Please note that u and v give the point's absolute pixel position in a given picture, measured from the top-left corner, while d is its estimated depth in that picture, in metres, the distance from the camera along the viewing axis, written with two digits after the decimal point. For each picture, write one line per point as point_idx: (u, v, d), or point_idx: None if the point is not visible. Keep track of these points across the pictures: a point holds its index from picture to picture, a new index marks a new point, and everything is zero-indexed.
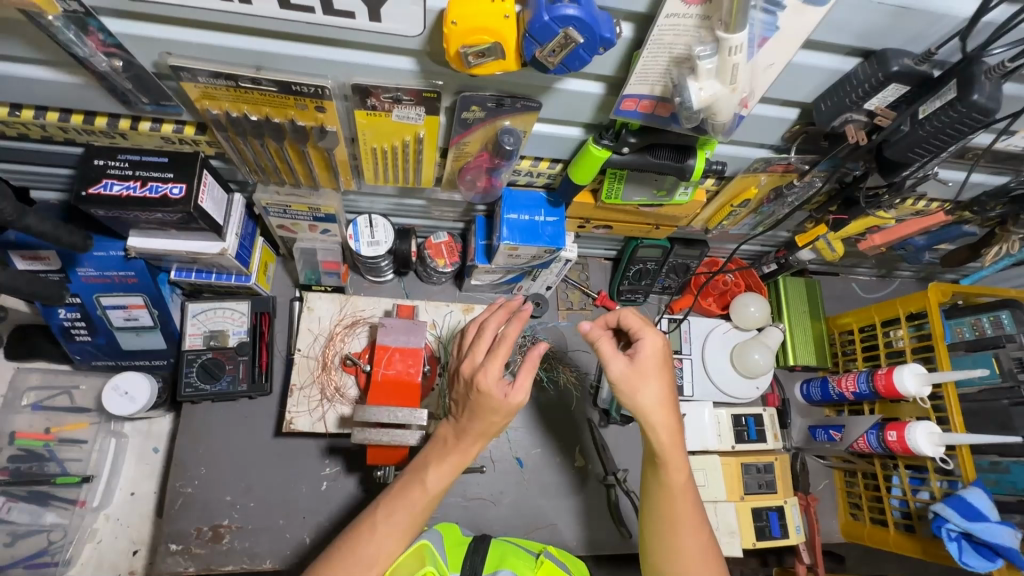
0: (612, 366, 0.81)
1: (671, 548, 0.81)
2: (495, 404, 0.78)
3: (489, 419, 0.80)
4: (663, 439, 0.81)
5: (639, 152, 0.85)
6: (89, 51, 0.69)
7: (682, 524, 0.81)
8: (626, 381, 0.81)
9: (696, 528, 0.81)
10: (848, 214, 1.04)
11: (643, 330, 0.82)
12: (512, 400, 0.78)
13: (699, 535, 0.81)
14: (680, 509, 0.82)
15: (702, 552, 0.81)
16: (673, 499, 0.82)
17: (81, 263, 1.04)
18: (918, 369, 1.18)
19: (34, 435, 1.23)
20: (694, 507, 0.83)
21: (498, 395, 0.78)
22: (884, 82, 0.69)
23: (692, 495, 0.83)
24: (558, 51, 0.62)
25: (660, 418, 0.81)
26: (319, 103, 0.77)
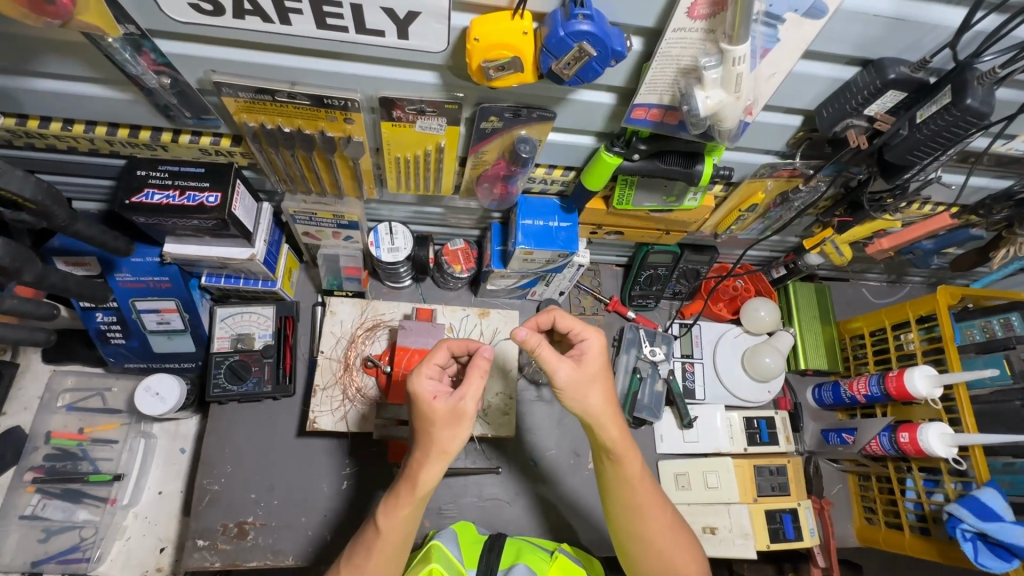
0: (558, 367, 0.83)
1: (641, 534, 0.90)
2: (424, 405, 0.78)
3: (426, 432, 0.78)
4: (615, 436, 0.86)
5: (649, 158, 0.89)
6: (141, 70, 0.75)
7: (645, 509, 0.90)
8: (574, 381, 0.83)
9: (660, 510, 0.91)
10: (854, 217, 1.07)
11: (584, 330, 0.88)
12: (443, 403, 0.78)
13: (663, 516, 0.91)
14: (640, 496, 0.90)
15: (670, 530, 0.91)
16: (633, 488, 0.89)
17: (119, 269, 1.10)
18: (928, 371, 1.19)
19: (68, 435, 1.29)
20: (652, 489, 0.91)
21: (427, 395, 0.78)
22: (882, 88, 0.73)
23: (649, 482, 0.91)
24: (573, 64, 0.67)
25: (609, 417, 0.85)
26: (348, 115, 0.83)
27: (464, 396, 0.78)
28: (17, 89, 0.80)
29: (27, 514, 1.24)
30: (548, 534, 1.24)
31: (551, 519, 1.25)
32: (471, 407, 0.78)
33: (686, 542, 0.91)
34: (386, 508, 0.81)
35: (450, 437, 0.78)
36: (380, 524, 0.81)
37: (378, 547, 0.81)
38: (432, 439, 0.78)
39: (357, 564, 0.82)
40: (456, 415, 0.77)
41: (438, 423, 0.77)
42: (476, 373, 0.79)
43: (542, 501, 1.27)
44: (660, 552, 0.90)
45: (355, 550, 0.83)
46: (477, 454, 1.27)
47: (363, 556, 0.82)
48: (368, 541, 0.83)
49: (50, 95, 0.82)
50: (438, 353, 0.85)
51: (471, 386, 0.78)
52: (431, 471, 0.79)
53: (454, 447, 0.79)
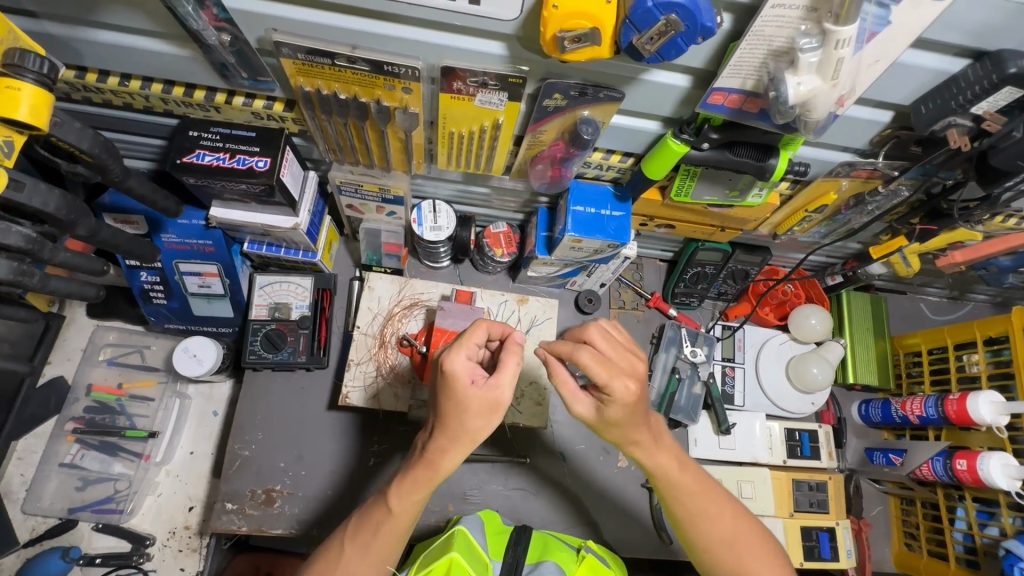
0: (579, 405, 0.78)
1: (711, 541, 0.85)
2: (460, 388, 0.73)
3: (457, 419, 0.74)
4: (652, 441, 0.82)
5: (718, 148, 0.84)
6: (202, 25, 0.73)
7: (703, 511, 0.85)
8: (597, 419, 0.78)
9: (725, 511, 0.86)
10: (935, 225, 0.99)
11: (613, 379, 0.72)
12: (485, 388, 0.73)
13: (728, 514, 0.86)
14: (695, 498, 0.85)
15: (737, 531, 0.85)
16: (688, 491, 0.85)
17: (166, 229, 1.10)
18: (995, 397, 1.11)
19: (108, 389, 1.32)
20: (709, 487, 0.86)
21: (466, 378, 0.73)
22: (997, 84, 0.65)
23: (698, 479, 0.86)
24: (656, 39, 0.62)
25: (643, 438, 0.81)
26: (407, 84, 0.80)
27: (503, 383, 0.74)
28: (79, 40, 0.79)
29: (67, 462, 1.27)
30: (574, 529, 1.21)
31: (577, 514, 1.22)
32: (507, 395, 0.74)
33: (759, 535, 0.86)
34: (398, 485, 0.80)
35: (483, 426, 0.75)
36: (391, 504, 0.81)
37: (387, 525, 0.81)
38: (465, 426, 0.75)
39: (364, 541, 0.81)
40: (492, 404, 0.74)
41: (473, 411, 0.73)
42: (514, 357, 0.75)
43: (569, 496, 1.23)
44: (740, 558, 0.84)
45: (361, 529, 0.82)
46: (505, 443, 1.24)
47: (372, 533, 0.81)
48: (376, 520, 0.82)
49: (111, 48, 0.80)
50: (477, 333, 0.77)
51: (505, 372, 0.74)
52: (455, 454, 0.77)
53: (482, 434, 0.76)
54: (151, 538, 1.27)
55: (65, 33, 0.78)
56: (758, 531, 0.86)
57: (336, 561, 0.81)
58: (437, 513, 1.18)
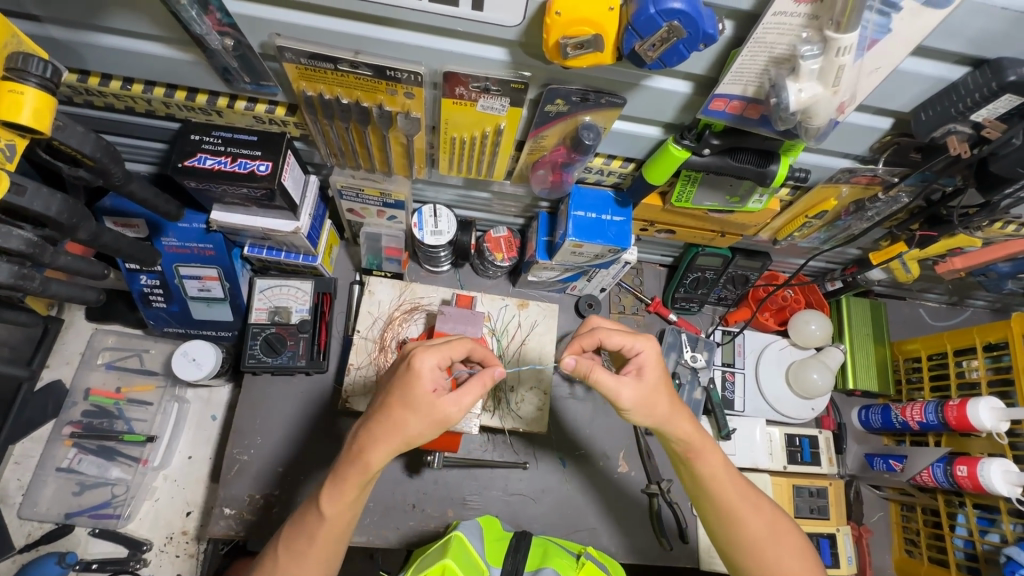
0: (622, 388, 0.80)
1: (745, 540, 0.85)
2: (421, 391, 0.75)
3: (401, 415, 0.75)
4: (687, 431, 0.85)
5: (719, 154, 0.84)
6: (206, 30, 0.73)
7: (738, 510, 0.86)
8: (641, 399, 0.81)
9: (756, 510, 0.87)
10: (935, 231, 0.99)
11: (635, 341, 0.84)
12: (440, 401, 0.76)
13: (759, 514, 0.86)
14: (731, 495, 0.86)
15: (770, 533, 0.86)
16: (725, 492, 0.86)
17: (166, 233, 1.10)
18: (995, 404, 1.11)
19: (106, 393, 1.31)
20: (739, 486, 0.87)
21: (428, 383, 0.75)
22: (997, 92, 0.66)
23: (733, 476, 0.88)
24: (659, 46, 0.62)
25: (678, 422, 0.84)
26: (409, 89, 0.80)
27: (460, 404, 0.76)
28: (82, 44, 0.79)
29: (64, 466, 1.27)
30: (574, 534, 1.20)
31: (577, 520, 1.22)
32: (454, 414, 0.76)
33: (788, 534, 0.87)
34: (330, 490, 0.79)
35: (420, 435, 0.76)
36: (323, 509, 0.79)
37: (322, 531, 0.80)
38: (404, 428, 0.76)
39: (298, 547, 0.80)
40: (436, 419, 0.75)
41: (418, 412, 0.75)
42: (479, 386, 0.77)
43: (569, 502, 1.23)
44: (774, 559, 0.84)
45: (295, 534, 0.81)
46: (505, 448, 1.24)
47: (306, 541, 0.80)
48: (311, 526, 0.81)
49: (113, 52, 0.81)
50: (459, 344, 0.80)
51: (464, 395, 0.76)
52: (383, 452, 0.76)
53: (416, 441, 0.77)
54: (149, 544, 1.26)
55: (68, 37, 0.78)
56: (792, 537, 0.87)
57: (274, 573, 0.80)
58: (436, 518, 1.18)
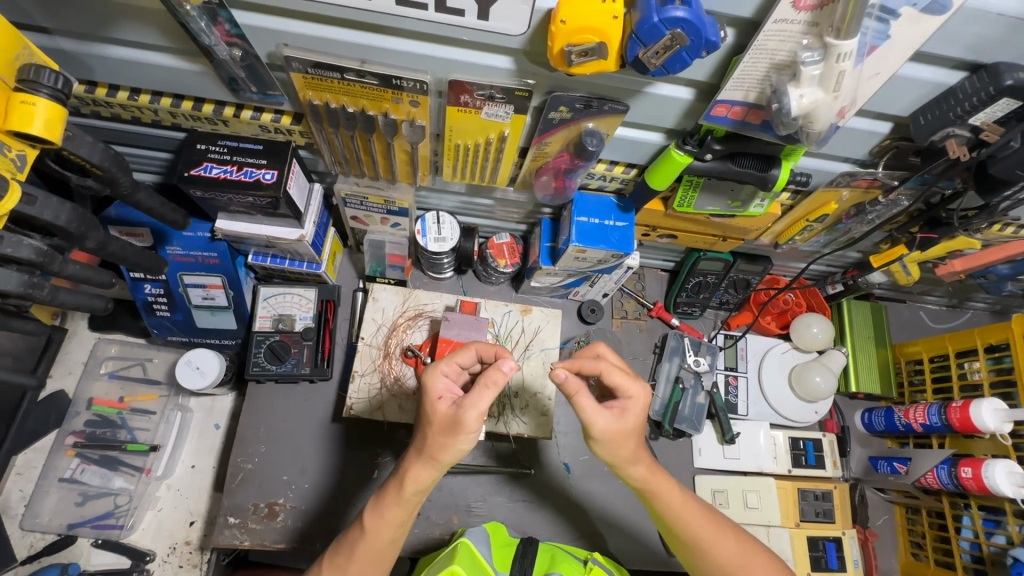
0: (597, 416, 0.79)
1: (715, 570, 0.86)
2: (428, 403, 0.76)
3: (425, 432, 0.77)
4: (645, 471, 0.86)
5: (721, 159, 0.85)
6: (214, 40, 0.74)
7: (704, 542, 0.87)
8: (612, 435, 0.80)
9: (724, 537, 0.87)
10: (934, 233, 1.00)
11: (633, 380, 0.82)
12: (443, 404, 0.76)
13: (728, 542, 0.87)
14: (696, 526, 0.87)
15: (741, 558, 0.86)
16: (684, 522, 0.87)
17: (171, 241, 1.11)
18: (998, 405, 1.11)
19: (109, 403, 1.31)
20: (704, 516, 0.88)
21: (433, 394, 0.76)
22: (995, 96, 0.67)
23: (696, 507, 0.89)
24: (662, 53, 0.63)
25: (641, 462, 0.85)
26: (415, 98, 0.81)
27: (465, 405, 0.73)
28: (91, 55, 0.80)
29: (66, 477, 1.26)
30: (580, 540, 1.20)
31: (582, 525, 1.21)
32: (469, 419, 0.72)
33: (761, 559, 0.87)
34: (374, 505, 0.81)
35: (444, 445, 0.75)
36: (366, 522, 0.81)
37: (361, 545, 0.80)
38: (428, 442, 0.77)
39: (340, 563, 0.80)
40: (452, 424, 0.74)
41: (436, 425, 0.75)
42: (484, 386, 0.72)
43: (574, 507, 1.23)
44: None
45: (338, 551, 0.82)
46: (510, 454, 1.24)
47: (346, 556, 0.80)
48: (352, 541, 0.81)
49: (122, 63, 0.81)
50: (462, 354, 0.83)
51: (477, 397, 0.73)
52: (417, 471, 0.78)
53: (445, 454, 0.76)
54: (151, 554, 1.25)
55: (77, 49, 0.79)
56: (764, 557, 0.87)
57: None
58: (441, 525, 1.17)
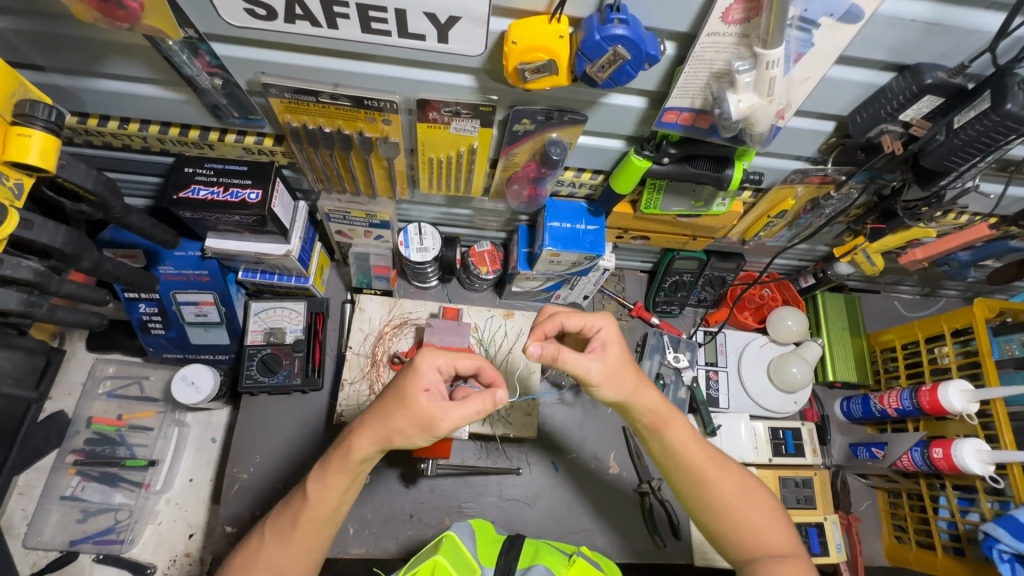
0: (590, 365, 0.82)
1: (713, 505, 0.87)
2: (413, 391, 0.76)
3: (390, 410, 0.77)
4: (655, 402, 0.87)
5: (678, 162, 0.90)
6: (196, 71, 0.79)
7: (709, 476, 0.87)
8: (608, 373, 0.83)
9: (729, 474, 0.88)
10: (887, 224, 1.05)
11: (593, 317, 0.86)
12: (428, 401, 0.75)
13: (731, 479, 0.88)
14: (700, 462, 0.87)
15: (742, 495, 0.87)
16: (692, 462, 0.87)
17: (163, 261, 1.15)
18: (964, 386, 1.16)
19: (108, 421, 1.35)
20: (707, 452, 0.89)
21: (422, 384, 0.76)
22: (918, 94, 0.72)
23: (701, 445, 0.89)
24: (607, 67, 0.68)
25: (645, 395, 0.86)
26: (386, 116, 0.86)
27: (447, 414, 0.74)
28: (82, 89, 0.86)
29: (68, 495, 1.30)
30: (569, 536, 1.23)
31: (572, 521, 1.25)
32: (444, 426, 0.74)
33: (761, 500, 0.88)
34: (318, 475, 0.82)
35: (405, 433, 0.76)
36: (309, 493, 0.82)
37: (304, 515, 0.81)
38: (392, 421, 0.76)
39: (283, 530, 0.82)
40: (425, 422, 0.75)
41: (407, 411, 0.75)
42: (477, 403, 0.74)
43: (562, 504, 1.26)
44: (748, 518, 0.86)
45: (283, 516, 0.83)
46: (498, 454, 1.28)
47: (289, 523, 0.82)
48: (296, 510, 0.82)
49: (111, 95, 0.87)
50: (466, 360, 0.82)
51: (465, 408, 0.74)
52: (365, 440, 0.78)
53: (401, 440, 0.77)
54: (152, 567, 1.28)
55: (70, 83, 0.85)
56: (765, 497, 0.89)
57: (255, 552, 0.82)
58: (434, 527, 1.21)
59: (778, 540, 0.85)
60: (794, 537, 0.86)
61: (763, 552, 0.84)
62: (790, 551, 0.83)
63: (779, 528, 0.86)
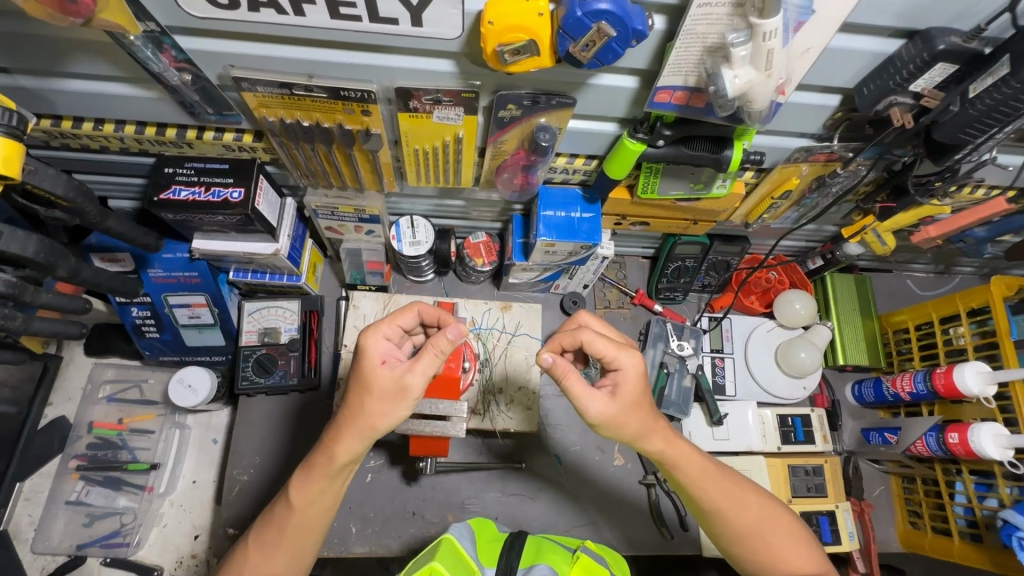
0: (590, 402, 0.78)
1: (733, 535, 0.87)
2: (372, 368, 0.76)
3: (363, 402, 0.77)
4: (662, 447, 0.84)
5: (674, 144, 0.86)
6: (163, 67, 0.76)
7: (727, 510, 0.86)
8: (609, 416, 0.79)
9: (746, 503, 0.87)
10: (897, 202, 1.00)
11: (621, 353, 0.80)
12: (389, 370, 0.76)
13: (748, 509, 0.87)
14: (717, 495, 0.86)
15: (761, 521, 0.87)
16: (708, 497, 0.86)
17: (151, 265, 1.13)
18: (981, 367, 1.11)
19: (108, 425, 1.35)
20: (722, 484, 0.87)
21: (376, 358, 0.77)
22: (930, 61, 0.67)
23: (717, 480, 0.87)
24: (591, 45, 0.64)
25: (651, 438, 0.83)
26: (365, 107, 0.82)
27: (412, 371, 0.76)
28: (51, 90, 0.83)
29: (73, 499, 1.30)
30: (574, 530, 1.21)
31: (576, 515, 1.23)
32: (415, 384, 0.76)
33: (780, 519, 0.89)
34: (299, 480, 0.81)
35: (383, 412, 0.76)
36: (291, 501, 0.80)
37: (291, 523, 0.80)
38: (366, 409, 0.76)
39: (270, 541, 0.81)
40: (396, 390, 0.76)
41: (376, 392, 0.76)
42: (431, 352, 0.76)
43: (566, 498, 1.24)
44: (770, 542, 0.86)
45: (267, 527, 0.82)
46: (500, 450, 1.26)
47: (276, 535, 0.81)
48: (280, 520, 0.81)
49: (81, 96, 0.84)
50: (404, 316, 0.84)
51: (420, 362, 0.76)
52: (348, 442, 0.77)
53: (383, 423, 0.77)
54: (158, 569, 1.28)
55: (37, 85, 0.82)
56: (781, 515, 0.89)
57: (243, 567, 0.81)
58: (436, 524, 1.20)
59: (803, 562, 0.86)
60: (816, 552, 0.88)
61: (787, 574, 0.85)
62: (816, 569, 0.86)
63: (801, 546, 0.87)
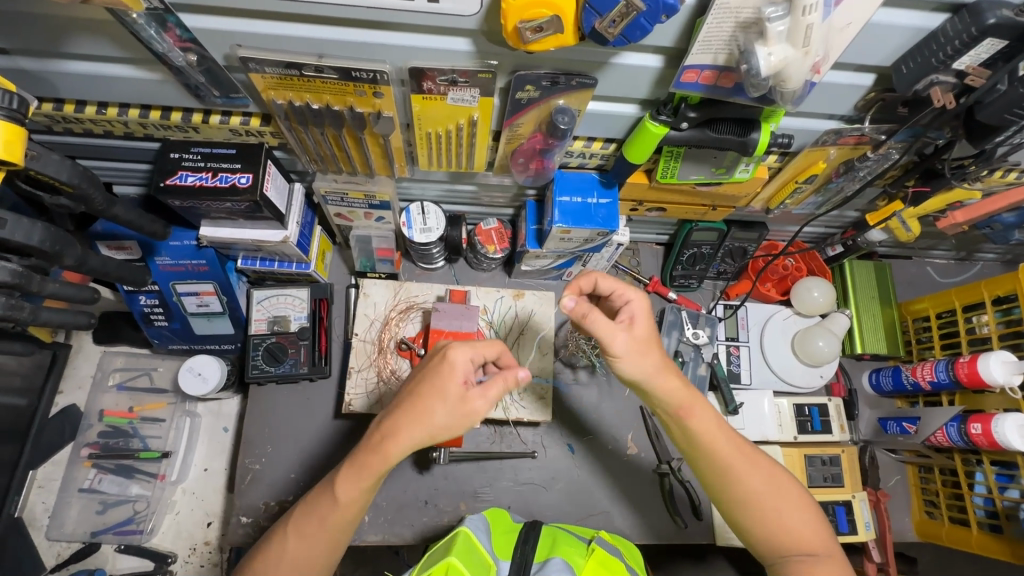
0: (612, 336, 0.78)
1: (739, 497, 0.83)
2: (451, 378, 0.75)
3: (429, 404, 0.74)
4: (676, 388, 0.82)
5: (697, 127, 0.82)
6: (167, 47, 0.73)
7: (735, 468, 0.83)
8: (630, 350, 0.79)
9: (756, 467, 0.84)
10: (930, 185, 0.96)
11: (629, 294, 0.82)
12: (469, 393, 0.75)
13: (757, 472, 0.83)
14: (727, 454, 0.83)
15: (769, 487, 0.83)
16: (716, 451, 0.83)
17: (159, 252, 1.11)
18: (1006, 357, 1.08)
19: (119, 414, 1.34)
20: (733, 442, 0.84)
21: (459, 374, 0.75)
22: (978, 37, 0.63)
23: (727, 437, 0.84)
24: (619, 21, 0.60)
25: (668, 378, 0.81)
26: (377, 88, 0.79)
27: (487, 398, 0.76)
28: (51, 72, 0.80)
29: (85, 487, 1.30)
30: (588, 519, 1.21)
31: (590, 504, 1.22)
32: (481, 407, 0.76)
33: (792, 492, 0.84)
34: (346, 472, 0.77)
35: (444, 424, 0.74)
36: (338, 495, 0.78)
37: (334, 515, 0.78)
38: (432, 412, 0.74)
39: (311, 531, 0.79)
40: (463, 405, 0.75)
41: (448, 403, 0.74)
42: (506, 384, 0.76)
43: (580, 487, 1.23)
44: (776, 511, 0.82)
45: (308, 514, 0.80)
46: (512, 439, 1.25)
47: (316, 525, 0.79)
48: (322, 510, 0.79)
49: (83, 78, 0.81)
50: (490, 344, 0.81)
51: (491, 391, 0.76)
52: (404, 438, 0.74)
53: (442, 434, 0.75)
54: (173, 555, 1.29)
55: (37, 67, 0.79)
56: (794, 490, 0.84)
57: (280, 553, 0.79)
58: (449, 512, 1.19)
59: (809, 537, 0.81)
60: (827, 533, 0.83)
61: (793, 550, 0.81)
62: (823, 549, 0.81)
63: (811, 524, 0.82)
